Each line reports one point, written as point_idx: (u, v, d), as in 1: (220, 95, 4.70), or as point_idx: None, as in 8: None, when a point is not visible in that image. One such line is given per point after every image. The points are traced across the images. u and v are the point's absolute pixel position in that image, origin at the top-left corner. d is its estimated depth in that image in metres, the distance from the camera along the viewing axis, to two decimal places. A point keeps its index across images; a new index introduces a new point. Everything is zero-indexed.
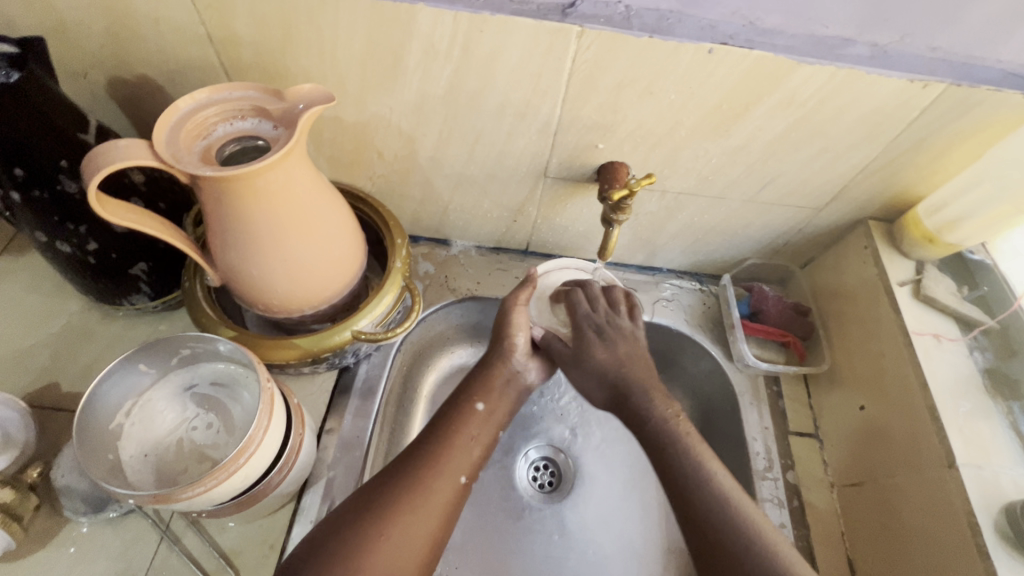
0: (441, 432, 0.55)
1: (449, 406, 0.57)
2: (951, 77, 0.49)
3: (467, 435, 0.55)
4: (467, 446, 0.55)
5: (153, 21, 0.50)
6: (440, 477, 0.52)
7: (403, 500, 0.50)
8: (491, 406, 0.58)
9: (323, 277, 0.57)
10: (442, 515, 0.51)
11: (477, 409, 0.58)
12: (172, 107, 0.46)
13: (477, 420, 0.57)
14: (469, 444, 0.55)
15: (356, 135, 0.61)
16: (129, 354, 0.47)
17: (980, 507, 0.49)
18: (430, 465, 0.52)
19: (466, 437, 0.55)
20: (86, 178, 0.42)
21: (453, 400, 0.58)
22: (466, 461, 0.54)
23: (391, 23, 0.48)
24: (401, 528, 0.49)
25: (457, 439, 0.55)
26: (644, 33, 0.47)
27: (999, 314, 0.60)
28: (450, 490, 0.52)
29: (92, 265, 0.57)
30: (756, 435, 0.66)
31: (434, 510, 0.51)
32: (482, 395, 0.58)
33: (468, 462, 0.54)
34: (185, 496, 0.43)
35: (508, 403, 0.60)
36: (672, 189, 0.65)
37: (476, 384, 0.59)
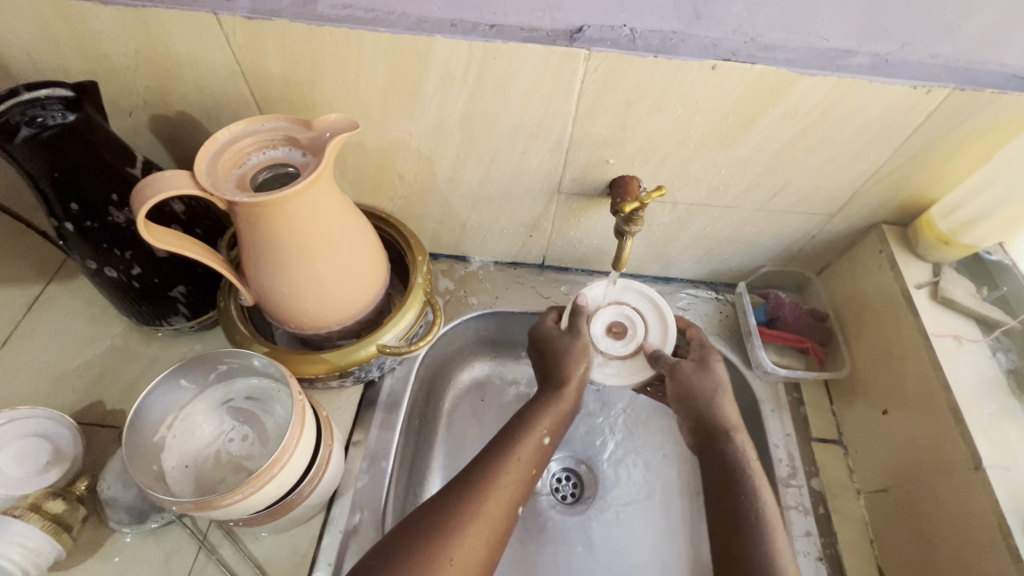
0: (492, 458, 0.57)
1: (516, 430, 0.60)
2: (954, 82, 0.50)
3: (528, 460, 0.58)
4: (518, 474, 0.57)
5: (194, 63, 0.54)
6: (493, 500, 0.54)
7: (461, 523, 0.51)
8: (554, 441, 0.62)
9: (350, 294, 0.60)
10: (495, 540, 0.53)
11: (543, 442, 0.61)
12: (211, 139, 0.50)
13: (536, 449, 0.59)
14: (524, 469, 0.58)
15: (378, 159, 0.64)
16: (172, 370, 0.50)
17: (1010, 509, 0.48)
18: (483, 490, 0.54)
19: (527, 472, 0.58)
20: (134, 207, 0.46)
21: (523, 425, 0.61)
22: (517, 485, 0.56)
23: (410, 54, 0.51)
24: (462, 549, 0.50)
25: (512, 460, 0.57)
26: (649, 53, 0.50)
27: (1021, 314, 0.59)
28: (505, 516, 0.54)
29: (136, 289, 0.61)
30: (778, 443, 0.66)
31: (491, 528, 0.53)
32: (549, 431, 0.61)
33: (519, 490, 0.56)
34: (224, 503, 0.45)
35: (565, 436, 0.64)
36: (683, 201, 0.66)
37: (544, 418, 0.62)
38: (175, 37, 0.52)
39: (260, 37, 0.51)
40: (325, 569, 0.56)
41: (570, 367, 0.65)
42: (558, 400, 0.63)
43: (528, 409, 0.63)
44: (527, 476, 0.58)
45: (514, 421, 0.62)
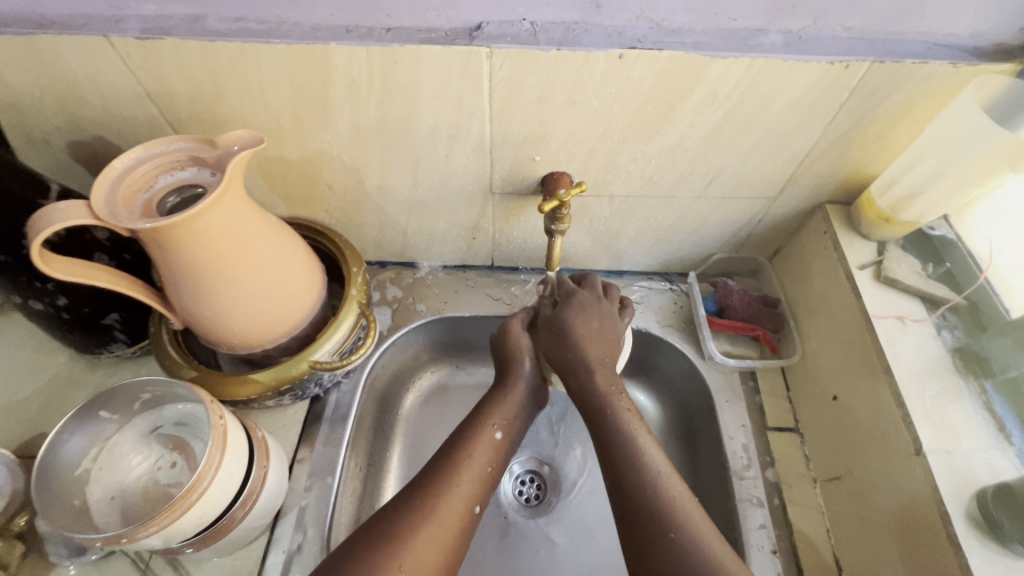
0: (448, 458, 0.55)
1: (469, 425, 0.58)
2: (872, 55, 0.48)
3: (481, 457, 0.56)
4: (472, 477, 0.54)
5: (96, 86, 0.53)
6: (448, 502, 0.52)
7: (414, 525, 0.49)
8: (507, 435, 0.59)
9: (280, 310, 0.59)
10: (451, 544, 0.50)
11: (495, 437, 0.58)
12: (109, 166, 0.48)
13: (490, 448, 0.57)
14: (482, 470, 0.55)
15: (303, 172, 0.63)
16: (88, 402, 0.49)
17: (950, 494, 0.46)
18: (436, 492, 0.52)
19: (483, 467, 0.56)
20: (29, 241, 0.44)
21: (470, 422, 0.59)
22: (476, 487, 0.54)
23: (309, 64, 0.50)
24: (414, 550, 0.48)
25: (466, 464, 0.55)
26: (551, 46, 0.48)
27: (967, 289, 0.57)
28: (460, 516, 0.52)
29: (66, 319, 0.61)
30: (732, 434, 0.65)
31: (444, 536, 0.50)
32: (501, 424, 0.59)
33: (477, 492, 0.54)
34: (139, 535, 0.44)
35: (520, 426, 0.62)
36: (619, 193, 0.65)
37: (495, 411, 0.60)
38: (72, 62, 0.51)
39: (155, 57, 0.50)
40: None
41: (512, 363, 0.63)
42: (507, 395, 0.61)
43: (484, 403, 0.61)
44: (484, 477, 0.56)
45: (466, 422, 0.59)
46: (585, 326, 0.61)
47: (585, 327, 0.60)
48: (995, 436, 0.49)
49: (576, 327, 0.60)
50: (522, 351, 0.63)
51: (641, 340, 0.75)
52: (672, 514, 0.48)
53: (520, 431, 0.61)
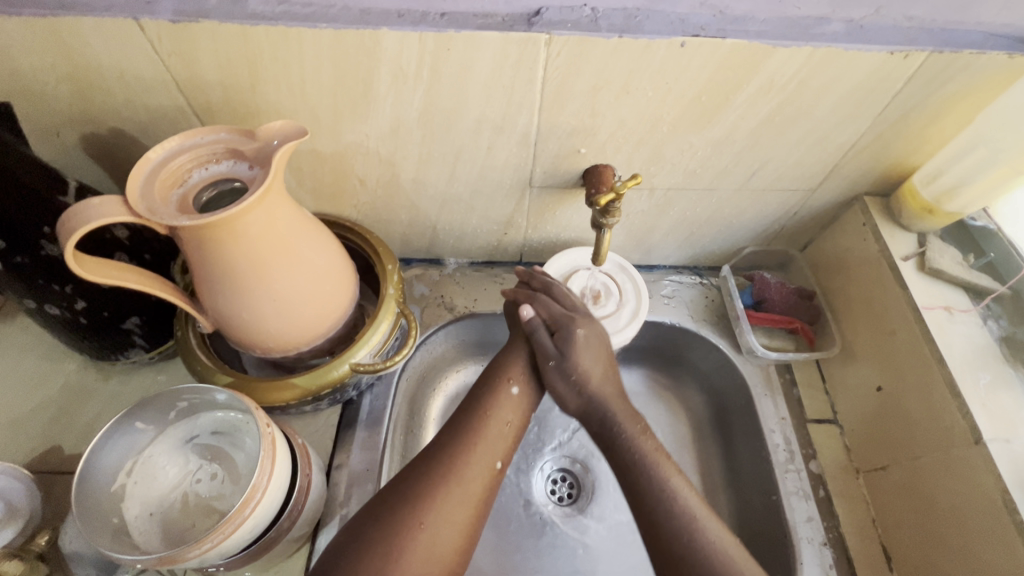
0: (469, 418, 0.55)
1: (484, 384, 0.57)
2: (932, 45, 0.48)
3: (499, 415, 0.55)
4: (492, 437, 0.54)
5: (120, 73, 0.50)
6: (469, 462, 0.52)
7: (438, 487, 0.49)
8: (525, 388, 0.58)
9: (315, 312, 0.56)
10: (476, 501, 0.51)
11: (513, 393, 0.57)
12: (144, 158, 0.45)
13: (510, 404, 0.56)
14: (502, 428, 0.55)
15: (335, 166, 0.60)
16: (124, 413, 0.46)
17: (1013, 481, 0.47)
18: (459, 452, 0.52)
19: (500, 423, 0.55)
20: (62, 240, 0.41)
21: (488, 379, 0.58)
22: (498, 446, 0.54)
23: (357, 50, 0.47)
24: (436, 512, 0.48)
25: (485, 425, 0.54)
26: (613, 34, 0.46)
27: (1010, 279, 0.57)
28: (483, 474, 0.52)
29: (83, 324, 0.57)
30: (774, 428, 0.65)
31: (465, 495, 0.50)
32: (516, 379, 0.58)
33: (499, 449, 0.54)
34: (191, 554, 0.42)
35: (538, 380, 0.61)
36: (660, 186, 0.63)
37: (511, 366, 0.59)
38: (95, 47, 0.47)
39: (189, 42, 0.47)
40: None
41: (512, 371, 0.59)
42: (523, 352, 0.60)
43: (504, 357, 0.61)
44: (505, 435, 0.55)
45: (483, 380, 0.59)
46: (596, 367, 0.58)
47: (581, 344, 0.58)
48: None
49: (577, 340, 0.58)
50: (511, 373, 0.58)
51: (675, 334, 0.74)
52: (673, 506, 0.49)
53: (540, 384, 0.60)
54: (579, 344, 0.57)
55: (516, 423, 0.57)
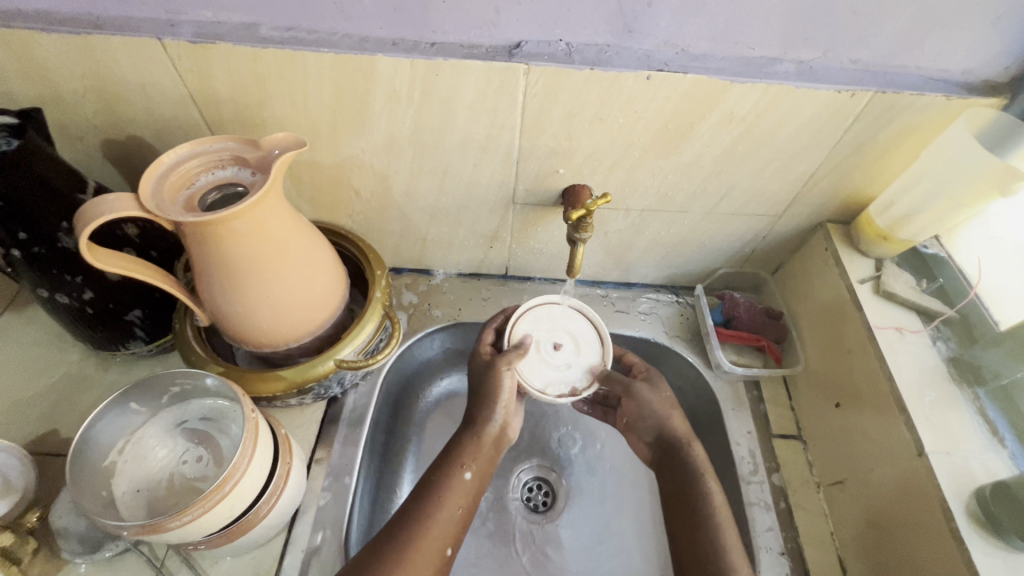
0: (421, 503, 0.54)
1: (437, 468, 0.57)
2: (876, 85, 0.53)
3: (451, 500, 0.55)
4: (440, 526, 0.53)
5: (141, 86, 0.55)
6: (421, 549, 0.51)
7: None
8: (478, 471, 0.58)
9: (305, 311, 0.60)
10: None
11: (465, 479, 0.57)
12: (157, 161, 0.50)
13: (462, 490, 0.56)
14: (454, 512, 0.55)
15: (333, 177, 0.65)
16: (121, 393, 0.49)
17: (951, 491, 0.49)
18: (411, 538, 0.51)
19: (452, 508, 0.55)
20: (78, 231, 0.46)
21: (441, 463, 0.58)
22: (444, 535, 0.53)
23: (354, 73, 0.53)
24: None
25: (438, 508, 0.54)
26: (585, 65, 0.51)
27: (959, 303, 0.60)
28: (434, 562, 0.52)
29: (90, 315, 0.61)
30: (739, 441, 0.68)
31: None
32: (469, 463, 0.57)
33: (445, 537, 0.53)
34: (172, 525, 0.45)
35: (489, 462, 0.59)
36: (635, 207, 0.68)
37: (461, 451, 0.58)
38: (122, 63, 0.53)
39: (205, 60, 0.52)
40: None
41: (485, 400, 0.61)
42: (477, 436, 0.59)
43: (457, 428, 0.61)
44: (458, 519, 0.55)
45: (436, 463, 0.58)
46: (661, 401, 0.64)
47: (665, 393, 0.65)
48: (990, 439, 0.53)
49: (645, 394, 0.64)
50: (497, 388, 0.61)
51: (650, 348, 0.78)
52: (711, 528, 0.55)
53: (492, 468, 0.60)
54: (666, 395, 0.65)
55: (469, 506, 0.57)
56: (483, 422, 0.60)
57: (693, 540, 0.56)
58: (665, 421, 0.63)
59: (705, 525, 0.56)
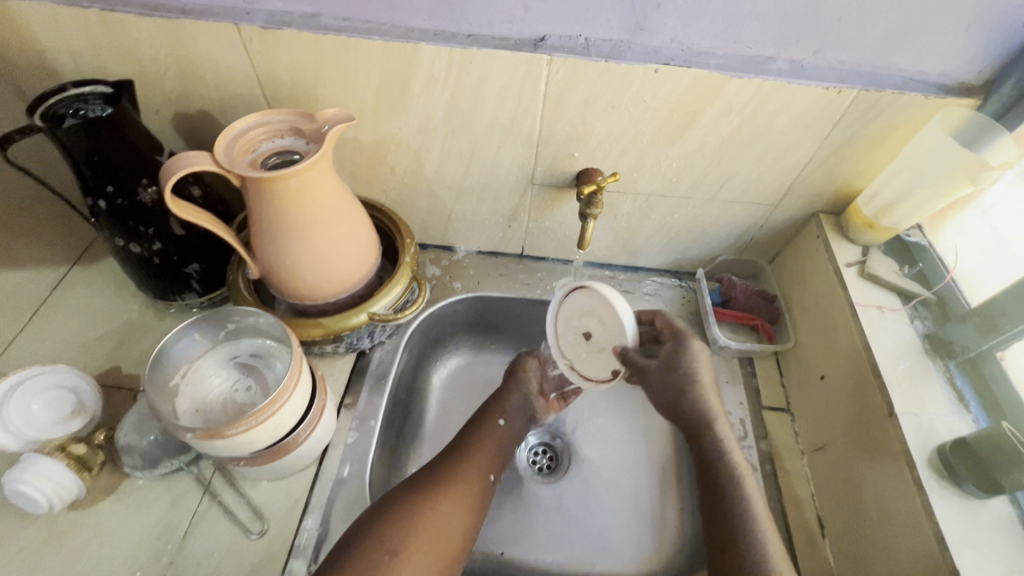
0: (467, 442, 0.69)
1: (476, 421, 0.72)
2: (860, 84, 0.59)
3: (490, 441, 0.70)
4: (467, 487, 0.63)
5: (214, 66, 0.64)
6: (469, 470, 0.65)
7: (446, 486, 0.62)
8: (509, 422, 0.74)
9: (343, 270, 0.68)
10: (475, 499, 0.63)
11: (500, 424, 0.73)
12: (229, 128, 0.58)
13: (499, 433, 0.72)
14: (493, 448, 0.70)
15: (372, 153, 0.73)
16: (188, 323, 0.57)
17: (917, 446, 0.55)
18: (461, 462, 0.66)
19: (491, 447, 0.70)
20: (163, 181, 0.54)
21: (480, 418, 0.73)
22: (471, 493, 0.63)
23: (399, 59, 0.60)
24: (448, 503, 0.60)
25: (480, 446, 0.69)
26: (601, 58, 0.59)
27: (936, 286, 0.66)
28: (480, 480, 0.65)
29: (156, 264, 0.69)
30: (731, 410, 0.74)
31: (468, 494, 0.63)
32: (502, 413, 0.74)
33: (471, 494, 0.63)
34: (229, 433, 0.52)
35: (519, 429, 0.75)
36: (643, 191, 0.74)
37: (495, 407, 0.75)
38: (201, 44, 0.61)
39: (272, 44, 0.60)
40: (317, 511, 0.64)
41: (515, 374, 0.79)
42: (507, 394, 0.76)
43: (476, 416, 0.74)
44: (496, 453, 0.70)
45: (475, 418, 0.74)
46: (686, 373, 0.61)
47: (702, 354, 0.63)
48: (956, 404, 0.58)
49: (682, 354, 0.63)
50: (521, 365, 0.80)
51: None
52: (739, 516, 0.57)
53: (522, 427, 0.75)
54: (694, 370, 0.61)
55: (503, 450, 0.71)
56: (512, 387, 0.77)
57: (717, 521, 0.58)
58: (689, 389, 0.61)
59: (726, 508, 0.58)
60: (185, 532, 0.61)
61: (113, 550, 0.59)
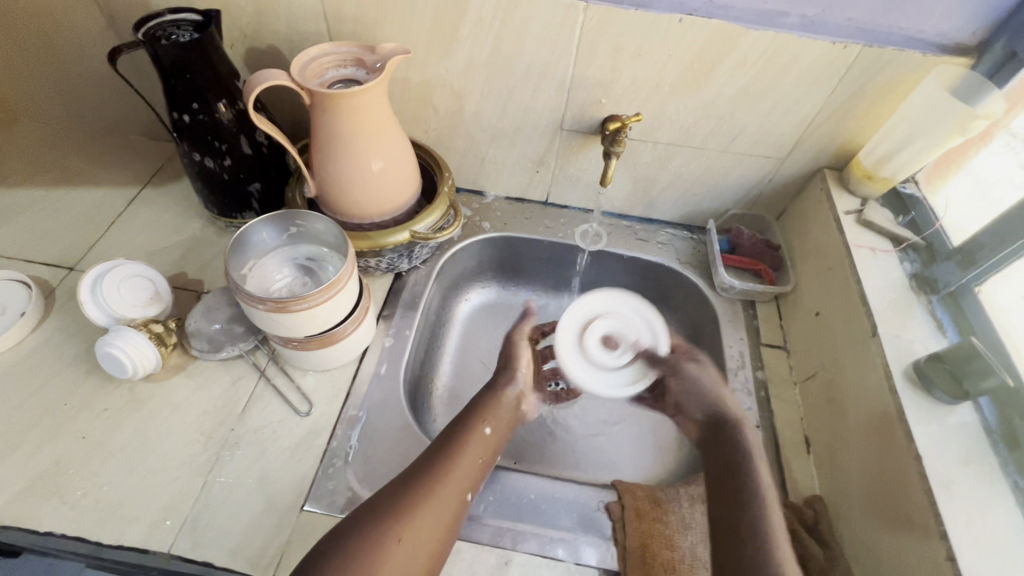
0: (446, 450, 0.63)
1: (460, 427, 0.67)
2: (864, 41, 0.66)
3: (472, 450, 0.65)
4: (449, 496, 0.58)
5: (288, 3, 0.72)
6: (446, 484, 0.59)
7: (418, 502, 0.56)
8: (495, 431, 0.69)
9: (388, 192, 0.76)
10: (449, 519, 0.57)
11: (485, 432, 0.68)
12: (302, 53, 0.67)
13: (483, 442, 0.67)
14: (473, 460, 0.64)
15: (419, 93, 0.81)
16: (261, 220, 0.66)
17: (895, 361, 0.62)
18: (438, 474, 0.60)
19: (473, 457, 0.64)
20: (248, 91, 0.62)
21: (466, 421, 0.69)
22: (452, 504, 0.58)
23: (452, 1, 0.68)
24: (418, 523, 0.55)
25: (461, 457, 0.63)
26: (631, 6, 0.66)
27: (925, 232, 0.73)
28: (457, 496, 0.59)
29: (224, 180, 0.78)
30: (732, 344, 0.81)
31: (441, 513, 0.57)
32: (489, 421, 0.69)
33: (449, 511, 0.58)
34: (295, 307, 0.60)
35: (505, 435, 0.71)
36: (662, 140, 0.82)
37: (482, 413, 0.70)
38: None
39: None
40: (355, 400, 0.70)
41: (512, 360, 0.81)
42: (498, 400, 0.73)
43: (470, 410, 0.71)
44: (477, 466, 0.64)
45: (458, 423, 0.68)
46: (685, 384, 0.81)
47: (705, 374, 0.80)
48: (933, 330, 0.65)
49: (693, 373, 0.81)
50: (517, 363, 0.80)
51: (664, 272, 0.92)
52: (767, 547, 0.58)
53: (505, 435, 0.71)
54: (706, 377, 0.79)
55: (486, 459, 0.66)
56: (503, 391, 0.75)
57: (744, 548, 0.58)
58: (713, 394, 0.77)
59: (754, 516, 0.61)
60: (242, 407, 0.68)
61: (181, 417, 0.67)
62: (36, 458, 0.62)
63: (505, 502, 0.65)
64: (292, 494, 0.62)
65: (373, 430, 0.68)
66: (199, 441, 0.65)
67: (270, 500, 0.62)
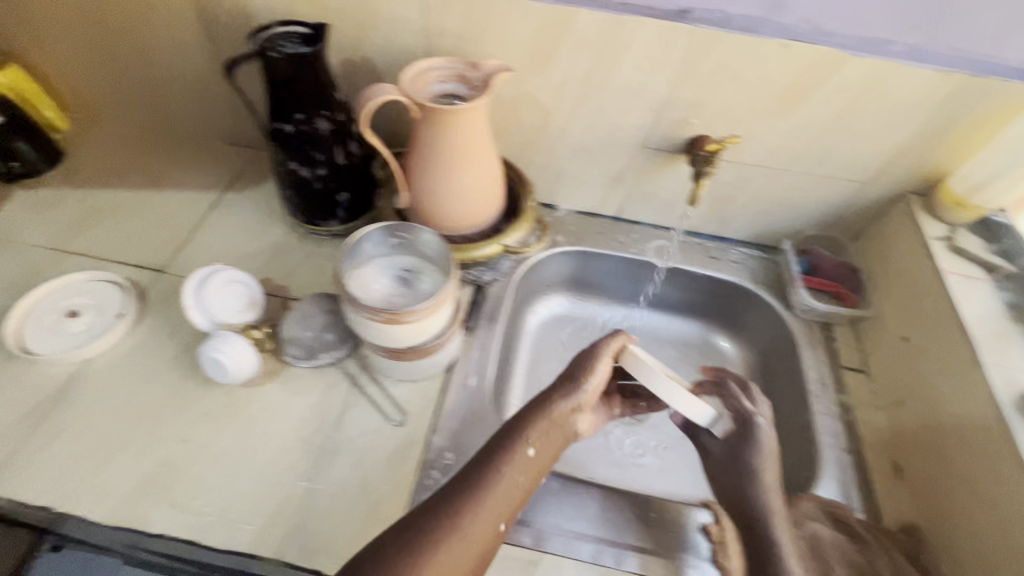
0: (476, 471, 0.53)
1: (498, 439, 0.56)
2: (969, 70, 0.66)
3: (508, 474, 0.53)
4: (472, 532, 0.49)
5: (392, 18, 0.74)
6: (473, 519, 0.50)
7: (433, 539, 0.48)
8: (541, 451, 0.56)
9: (478, 206, 0.77)
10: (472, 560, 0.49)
11: (526, 455, 0.55)
12: (409, 67, 0.68)
13: (522, 465, 0.54)
14: (510, 487, 0.53)
15: (507, 108, 0.82)
16: (364, 232, 0.68)
17: (1002, 391, 0.62)
18: (459, 505, 0.50)
19: (508, 483, 0.53)
20: (361, 105, 0.64)
21: (504, 433, 0.56)
22: (479, 543, 0.50)
23: (557, 20, 0.70)
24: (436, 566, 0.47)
25: (495, 480, 0.53)
26: (737, 31, 0.67)
27: (1017, 261, 0.73)
28: (486, 532, 0.50)
29: (316, 189, 0.79)
30: (812, 367, 0.80)
31: (463, 554, 0.49)
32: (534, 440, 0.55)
33: (475, 551, 0.49)
34: (407, 318, 0.62)
35: (550, 459, 0.57)
36: (747, 161, 0.82)
37: (528, 427, 0.56)
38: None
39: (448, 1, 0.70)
40: (447, 412, 0.71)
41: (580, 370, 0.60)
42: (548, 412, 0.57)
43: (514, 420, 0.57)
44: (515, 492, 0.53)
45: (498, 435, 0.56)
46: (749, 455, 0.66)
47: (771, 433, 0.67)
48: None
49: (747, 458, 0.65)
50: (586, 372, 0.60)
51: (737, 292, 0.92)
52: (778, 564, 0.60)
53: (552, 455, 0.57)
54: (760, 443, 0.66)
55: (528, 485, 0.55)
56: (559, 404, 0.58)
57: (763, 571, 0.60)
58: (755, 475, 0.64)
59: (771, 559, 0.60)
60: (338, 416, 0.69)
61: (279, 424, 0.68)
62: (144, 459, 0.63)
63: (605, 521, 0.65)
64: (394, 505, 0.63)
65: (467, 443, 0.69)
66: (298, 448, 0.66)
67: (373, 511, 0.62)
